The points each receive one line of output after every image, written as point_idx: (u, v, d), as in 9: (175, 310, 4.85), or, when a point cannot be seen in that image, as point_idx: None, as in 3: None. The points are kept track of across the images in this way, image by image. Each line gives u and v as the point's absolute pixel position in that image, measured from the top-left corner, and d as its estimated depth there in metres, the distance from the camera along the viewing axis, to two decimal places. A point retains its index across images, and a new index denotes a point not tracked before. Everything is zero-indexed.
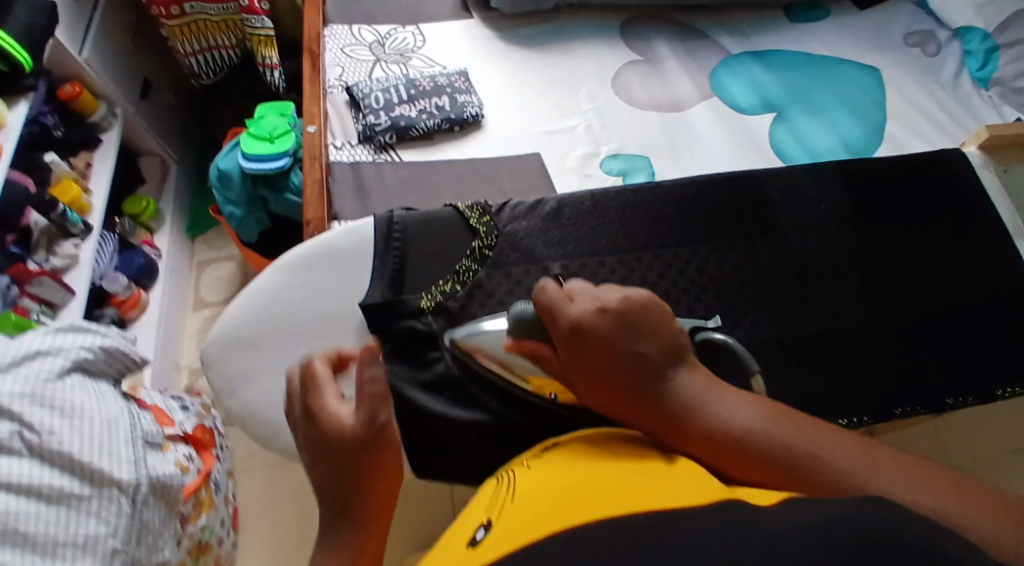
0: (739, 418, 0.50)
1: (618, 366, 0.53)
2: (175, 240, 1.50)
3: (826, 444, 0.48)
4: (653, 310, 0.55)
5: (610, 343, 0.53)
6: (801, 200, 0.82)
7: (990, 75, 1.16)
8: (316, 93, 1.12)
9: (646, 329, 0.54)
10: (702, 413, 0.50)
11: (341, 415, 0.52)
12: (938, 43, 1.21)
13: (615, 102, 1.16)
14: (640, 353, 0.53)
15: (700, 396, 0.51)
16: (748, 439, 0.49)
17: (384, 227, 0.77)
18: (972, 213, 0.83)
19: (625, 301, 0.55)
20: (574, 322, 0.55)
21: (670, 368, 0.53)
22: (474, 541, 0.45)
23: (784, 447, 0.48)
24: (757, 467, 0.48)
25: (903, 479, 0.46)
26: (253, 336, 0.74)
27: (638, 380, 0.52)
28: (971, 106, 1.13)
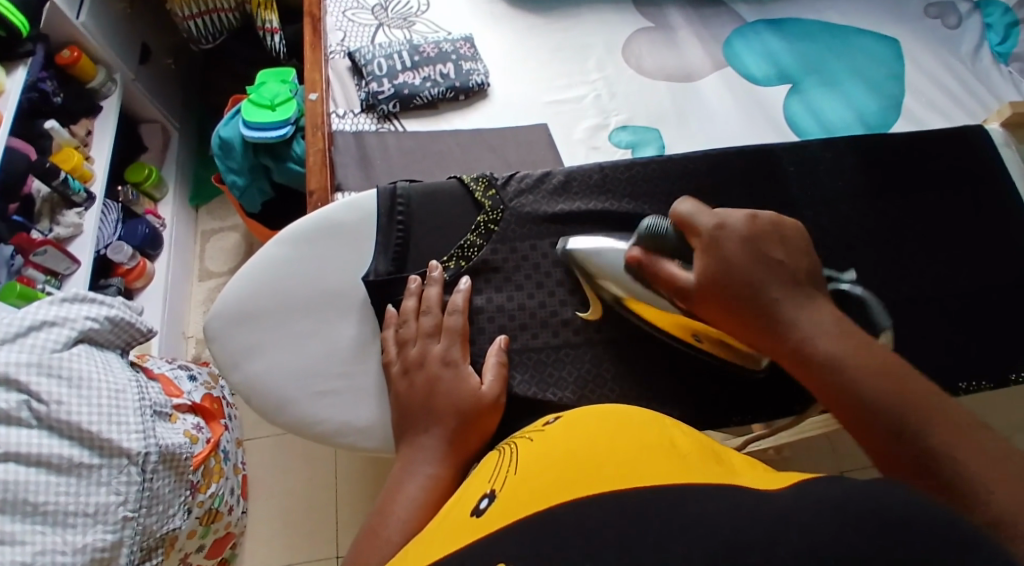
0: (842, 344, 0.54)
1: (757, 263, 0.59)
2: (179, 210, 1.49)
3: (932, 421, 0.48)
4: (800, 236, 0.63)
5: (757, 245, 0.60)
6: (815, 175, 0.80)
7: (1011, 50, 1.12)
8: (317, 60, 1.09)
9: (783, 246, 0.61)
10: (810, 332, 0.55)
11: (476, 380, 0.66)
12: (958, 15, 1.17)
13: (625, 71, 1.13)
14: (776, 260, 0.60)
15: (816, 315, 0.56)
16: (841, 368, 0.52)
17: (387, 199, 0.76)
18: (991, 189, 0.81)
19: (776, 220, 0.63)
20: (722, 224, 0.62)
21: (802, 287, 0.58)
22: (478, 510, 0.44)
23: (872, 391, 0.50)
24: (840, 396, 0.52)
25: (993, 460, 0.44)
26: (255, 311, 0.74)
27: (767, 283, 0.58)
28: (990, 80, 1.10)
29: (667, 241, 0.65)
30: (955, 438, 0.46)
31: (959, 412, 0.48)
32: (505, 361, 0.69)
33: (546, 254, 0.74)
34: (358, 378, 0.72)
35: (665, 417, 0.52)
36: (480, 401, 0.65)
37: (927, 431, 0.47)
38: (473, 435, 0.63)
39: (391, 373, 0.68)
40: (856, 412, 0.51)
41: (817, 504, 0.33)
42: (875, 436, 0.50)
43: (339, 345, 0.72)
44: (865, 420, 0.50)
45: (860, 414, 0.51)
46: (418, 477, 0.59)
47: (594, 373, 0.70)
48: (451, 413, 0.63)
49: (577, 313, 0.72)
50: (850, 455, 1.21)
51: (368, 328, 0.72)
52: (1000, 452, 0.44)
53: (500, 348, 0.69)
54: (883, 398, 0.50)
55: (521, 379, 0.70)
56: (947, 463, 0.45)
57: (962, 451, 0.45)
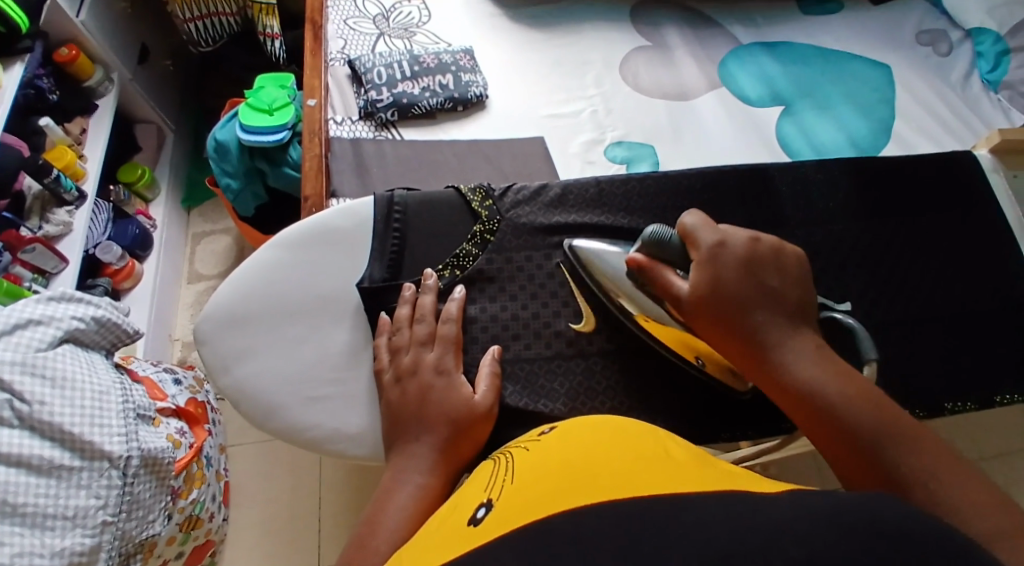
0: (826, 375, 0.55)
1: (749, 290, 0.60)
2: (171, 211, 1.48)
3: (911, 455, 0.50)
4: (800, 264, 0.64)
5: (749, 270, 0.61)
6: (808, 195, 0.81)
7: (1000, 78, 1.13)
8: (317, 66, 1.10)
9: (773, 272, 0.62)
10: (797, 362, 0.56)
11: (469, 389, 0.66)
12: (950, 43, 1.19)
13: (622, 87, 1.14)
14: (768, 287, 0.61)
15: (802, 346, 0.58)
16: (825, 399, 0.54)
17: (383, 206, 0.76)
18: (980, 214, 0.82)
19: (776, 247, 0.64)
20: (722, 242, 0.63)
21: (792, 315, 0.60)
22: (475, 520, 0.43)
23: (856, 421, 0.52)
24: (824, 425, 0.54)
25: (964, 490, 0.47)
26: (247, 315, 0.73)
27: (756, 311, 0.59)
28: (980, 107, 1.12)
29: (668, 250, 0.65)
30: (931, 471, 0.49)
31: (937, 447, 0.51)
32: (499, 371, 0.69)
33: (542, 266, 0.74)
34: (349, 385, 0.71)
35: (658, 428, 0.52)
36: (473, 410, 0.65)
37: (906, 461, 0.50)
38: (465, 444, 0.63)
39: (383, 380, 0.68)
40: (839, 441, 0.53)
41: (808, 515, 0.33)
42: (856, 461, 0.52)
43: (331, 350, 0.72)
44: (846, 447, 0.53)
45: (840, 441, 0.53)
46: (409, 486, 0.59)
47: (587, 386, 0.70)
48: (444, 422, 0.63)
49: (570, 323, 0.72)
50: (835, 475, 1.22)
51: (360, 334, 0.72)
52: (972, 485, 0.48)
53: (494, 357, 0.69)
54: (868, 429, 0.52)
55: (513, 390, 0.69)
56: (922, 493, 0.48)
57: (935, 483, 0.48)
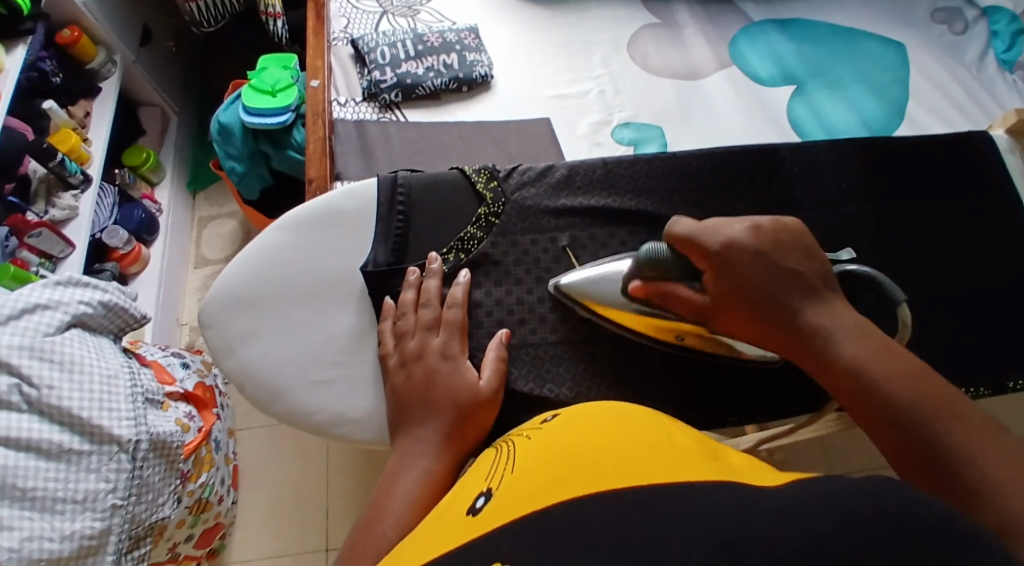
0: (868, 350, 0.54)
1: (778, 271, 0.60)
2: (176, 195, 1.47)
3: (962, 433, 0.48)
4: (804, 236, 0.62)
5: (770, 254, 0.61)
6: (819, 176, 0.80)
7: (1016, 58, 1.11)
8: (321, 46, 1.09)
9: (800, 253, 0.61)
10: (837, 338, 0.56)
11: (475, 374, 0.65)
12: (965, 21, 1.16)
13: (629, 67, 1.12)
14: (796, 268, 0.60)
15: (842, 323, 0.57)
16: (867, 374, 0.53)
17: (387, 189, 0.75)
18: (995, 195, 0.81)
19: (777, 223, 0.63)
20: (728, 243, 0.61)
21: (821, 296, 0.59)
22: (474, 509, 0.43)
23: (899, 396, 0.51)
24: (866, 403, 0.53)
25: (1014, 466, 0.46)
26: (251, 299, 0.73)
27: (789, 291, 0.59)
28: (994, 87, 1.09)
29: (667, 263, 0.64)
30: (980, 450, 0.47)
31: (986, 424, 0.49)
32: (505, 356, 0.68)
33: (547, 249, 0.74)
34: (353, 369, 0.71)
35: (666, 415, 0.51)
36: (479, 395, 0.64)
37: (954, 439, 0.48)
38: (471, 431, 0.63)
39: (388, 366, 0.68)
40: (884, 420, 0.51)
41: (815, 502, 0.32)
42: (903, 441, 0.50)
43: (335, 335, 0.71)
44: (891, 424, 0.51)
45: (885, 419, 0.51)
46: (414, 472, 0.59)
47: (592, 369, 0.70)
48: (450, 408, 0.63)
49: (580, 309, 0.71)
50: (842, 458, 1.22)
51: (365, 318, 0.72)
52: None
53: (501, 341, 0.68)
54: (914, 407, 0.50)
55: (519, 374, 0.69)
56: (970, 470, 0.46)
57: (985, 459, 0.46)
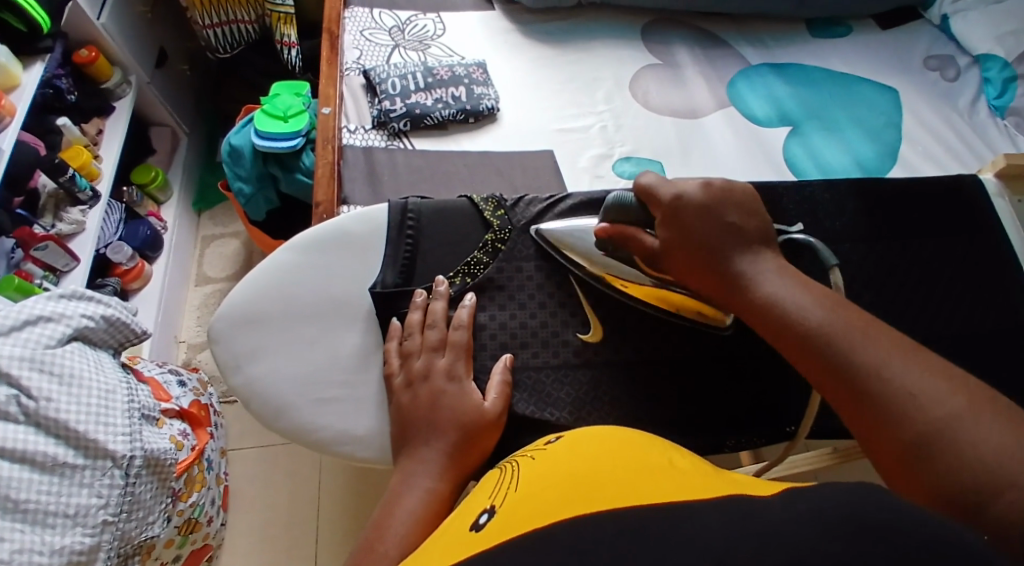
0: (788, 291, 0.60)
1: (711, 225, 0.64)
2: (182, 214, 1.49)
3: (867, 346, 0.54)
4: (747, 197, 0.67)
5: (712, 209, 0.65)
6: (815, 214, 0.82)
7: (1009, 103, 1.14)
8: (333, 75, 1.13)
9: (738, 207, 0.66)
10: (761, 280, 0.61)
11: (479, 396, 0.67)
12: (957, 68, 1.21)
13: (631, 105, 1.16)
14: (730, 219, 0.65)
15: (765, 268, 0.62)
16: (788, 310, 0.58)
17: (397, 214, 0.77)
18: (985, 236, 0.83)
19: (726, 185, 0.67)
20: (680, 196, 0.66)
21: (752, 243, 0.64)
22: (477, 525, 0.44)
23: (815, 324, 0.56)
24: (788, 333, 0.58)
25: (918, 374, 0.51)
26: (260, 315, 0.74)
27: (721, 236, 0.64)
28: (986, 134, 1.13)
29: (633, 211, 0.70)
30: (884, 361, 0.52)
31: (893, 340, 0.54)
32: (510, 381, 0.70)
33: (551, 276, 0.75)
34: (357, 389, 0.72)
35: (667, 441, 0.53)
36: (484, 416, 0.66)
37: (858, 358, 0.53)
38: (475, 454, 0.64)
39: (393, 385, 0.69)
40: (800, 345, 0.57)
41: (799, 514, 0.33)
42: (815, 364, 0.55)
43: (341, 354, 0.73)
44: (804, 347, 0.56)
45: (799, 345, 0.57)
46: (417, 493, 0.60)
47: (593, 396, 0.71)
48: (454, 430, 0.64)
49: (578, 333, 0.73)
50: None
51: (371, 338, 0.73)
52: (923, 369, 0.51)
53: (504, 366, 0.70)
54: (822, 332, 0.56)
55: (520, 398, 0.70)
56: (875, 382, 0.52)
57: (887, 368, 0.52)
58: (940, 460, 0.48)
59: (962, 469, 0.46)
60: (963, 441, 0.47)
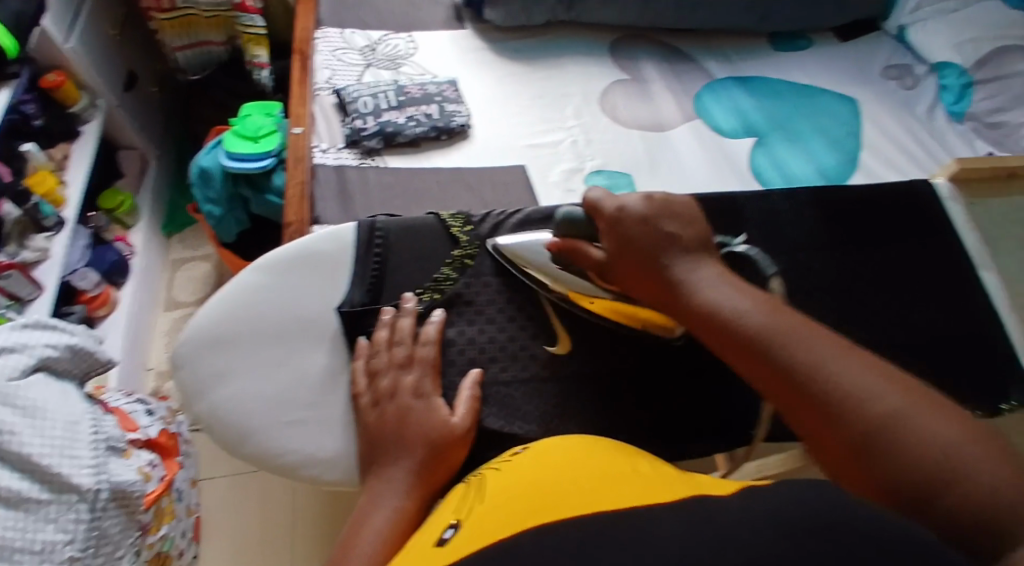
0: (726, 294, 0.59)
1: (653, 234, 0.65)
2: (149, 237, 1.47)
3: (803, 344, 0.54)
4: (690, 208, 0.67)
5: (653, 220, 0.65)
6: (775, 223, 0.84)
7: (965, 109, 1.17)
8: (304, 95, 1.14)
9: (676, 219, 0.66)
10: (699, 285, 0.61)
11: (447, 412, 0.65)
12: (915, 77, 1.24)
13: (600, 120, 1.16)
14: (670, 229, 0.65)
15: (704, 273, 0.62)
16: (726, 312, 0.58)
17: (365, 232, 0.76)
18: (941, 239, 0.86)
19: (668, 198, 0.68)
20: (622, 207, 0.67)
21: (692, 251, 0.64)
22: (441, 540, 0.43)
23: (754, 325, 0.56)
24: (731, 336, 0.57)
25: (855, 368, 0.52)
26: (225, 337, 0.72)
27: (662, 244, 0.64)
28: (945, 139, 1.14)
29: (580, 226, 0.71)
30: (821, 357, 0.52)
31: (827, 336, 0.55)
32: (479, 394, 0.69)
33: (518, 288, 0.75)
34: (323, 409, 0.70)
35: (637, 453, 0.52)
36: (452, 430, 0.64)
37: (797, 356, 0.53)
38: (443, 468, 0.63)
39: (360, 406, 0.67)
40: (738, 346, 0.56)
41: (754, 520, 0.33)
42: (755, 363, 0.55)
43: (308, 374, 0.71)
44: (742, 346, 0.56)
45: (738, 345, 0.56)
46: (382, 514, 0.58)
47: (565, 410, 0.70)
48: (421, 447, 0.62)
49: (545, 346, 0.73)
50: None
51: (338, 358, 0.71)
52: (859, 363, 0.52)
53: (473, 381, 0.69)
54: (761, 331, 0.55)
55: (490, 413, 0.69)
56: (814, 378, 0.51)
57: (825, 362, 0.52)
58: (883, 450, 0.48)
59: (901, 459, 0.47)
60: (902, 430, 0.48)
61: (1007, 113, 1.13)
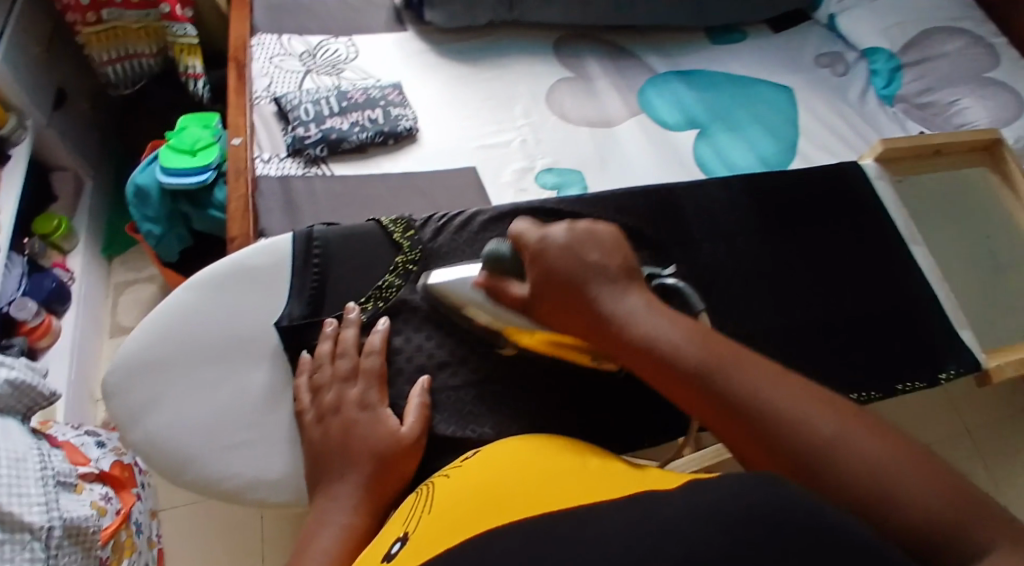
0: (657, 322, 0.54)
1: (575, 265, 0.59)
2: (89, 263, 1.41)
3: (743, 371, 0.49)
4: (615, 237, 0.62)
5: (574, 249, 0.60)
6: (711, 212, 0.85)
7: (895, 93, 1.19)
8: (241, 105, 1.09)
9: (600, 245, 0.61)
10: (627, 314, 0.55)
11: (395, 421, 0.63)
12: (846, 63, 1.25)
13: (549, 118, 1.15)
14: (594, 257, 0.59)
15: (632, 301, 0.56)
16: (658, 342, 0.52)
17: (303, 244, 0.73)
18: (870, 218, 0.89)
19: (590, 227, 0.63)
20: (544, 238, 0.62)
21: (618, 277, 0.58)
22: (388, 555, 0.42)
23: (687, 353, 0.51)
24: (664, 369, 0.51)
25: (796, 396, 0.47)
26: (159, 361, 0.69)
27: (585, 273, 0.59)
28: (876, 122, 1.16)
29: (508, 262, 0.66)
30: (760, 386, 0.47)
31: (765, 364, 0.50)
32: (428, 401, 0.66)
33: None
34: (267, 429, 0.67)
35: (592, 453, 0.51)
36: (399, 440, 0.61)
37: (735, 385, 0.48)
38: (391, 478, 0.60)
39: (305, 422, 0.64)
40: (674, 378, 0.51)
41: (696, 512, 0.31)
42: (693, 395, 0.50)
43: (250, 394, 0.68)
44: (677, 377, 0.50)
45: (674, 376, 0.51)
46: (329, 531, 0.56)
47: (507, 406, 0.68)
48: (367, 459, 0.60)
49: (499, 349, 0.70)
50: None
51: (280, 375, 0.68)
52: (799, 392, 0.47)
53: (422, 388, 0.66)
54: (697, 360, 0.50)
55: (441, 418, 0.67)
56: (755, 409, 0.46)
57: (766, 392, 0.47)
58: (832, 487, 0.42)
59: (850, 492, 0.42)
60: (851, 461, 0.43)
61: (936, 93, 1.16)
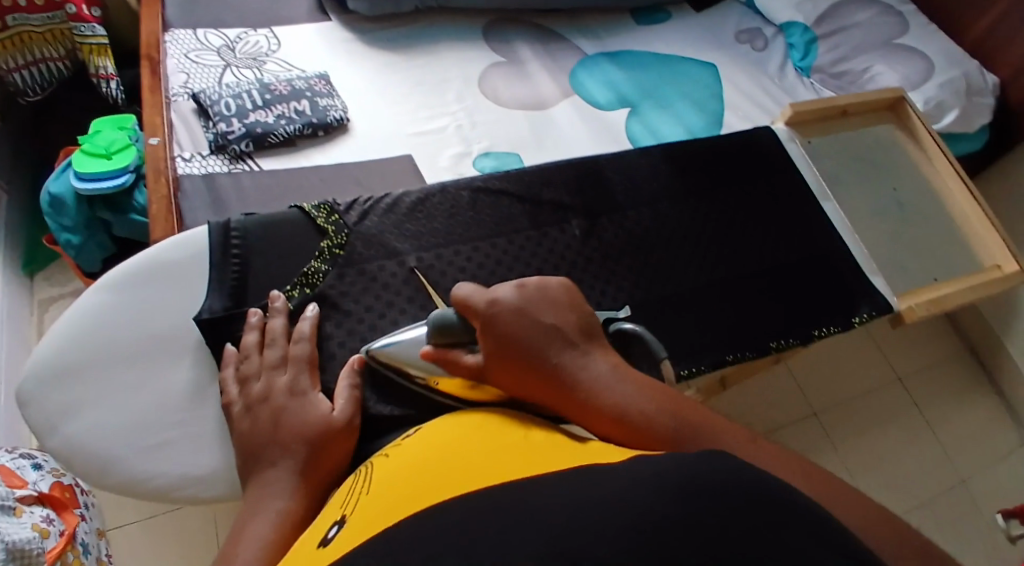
0: (627, 389, 0.53)
1: (534, 331, 0.56)
2: (9, 279, 1.34)
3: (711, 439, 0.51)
4: (566, 293, 0.60)
5: (529, 313, 0.57)
6: (633, 179, 0.86)
7: (812, 64, 1.23)
8: (157, 103, 1.02)
9: (555, 306, 0.58)
10: (595, 384, 0.54)
11: (327, 404, 0.61)
12: (765, 39, 1.28)
13: (482, 102, 1.14)
14: (551, 321, 0.57)
15: (599, 368, 0.55)
16: (633, 411, 0.51)
17: (220, 235, 0.71)
18: (785, 178, 0.91)
19: (540, 282, 0.61)
20: (495, 301, 0.59)
21: (579, 341, 0.57)
22: (324, 540, 0.40)
23: (664, 423, 0.51)
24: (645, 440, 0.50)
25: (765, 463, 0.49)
26: (73, 365, 0.65)
27: (541, 339, 0.56)
28: (795, 92, 1.20)
29: (458, 329, 0.61)
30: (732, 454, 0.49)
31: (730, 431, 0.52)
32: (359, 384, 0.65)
33: (394, 273, 0.72)
34: (192, 426, 0.65)
35: (527, 421, 0.50)
36: (331, 423, 0.60)
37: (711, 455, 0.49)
38: (330, 459, 0.58)
39: (232, 414, 0.62)
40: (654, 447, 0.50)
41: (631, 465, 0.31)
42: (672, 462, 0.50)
43: (172, 392, 0.65)
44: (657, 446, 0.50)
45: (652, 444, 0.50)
46: (262, 519, 0.53)
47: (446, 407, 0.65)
48: (299, 442, 0.58)
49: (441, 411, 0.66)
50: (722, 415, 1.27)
51: (204, 370, 0.66)
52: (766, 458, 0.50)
53: (353, 369, 0.65)
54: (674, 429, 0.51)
55: (376, 398, 0.66)
56: None
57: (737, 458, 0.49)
58: None
59: None
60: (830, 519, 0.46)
61: (849, 61, 1.19)
